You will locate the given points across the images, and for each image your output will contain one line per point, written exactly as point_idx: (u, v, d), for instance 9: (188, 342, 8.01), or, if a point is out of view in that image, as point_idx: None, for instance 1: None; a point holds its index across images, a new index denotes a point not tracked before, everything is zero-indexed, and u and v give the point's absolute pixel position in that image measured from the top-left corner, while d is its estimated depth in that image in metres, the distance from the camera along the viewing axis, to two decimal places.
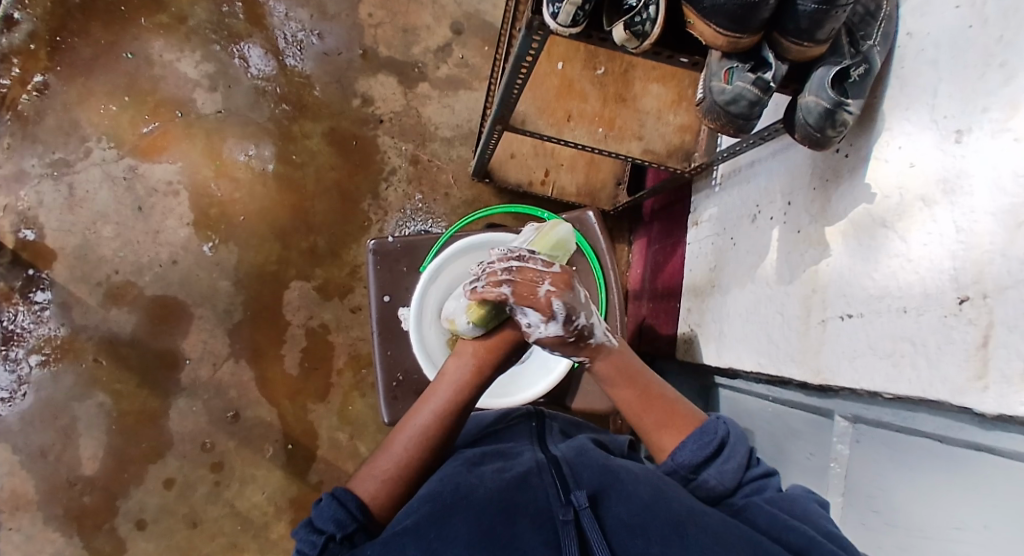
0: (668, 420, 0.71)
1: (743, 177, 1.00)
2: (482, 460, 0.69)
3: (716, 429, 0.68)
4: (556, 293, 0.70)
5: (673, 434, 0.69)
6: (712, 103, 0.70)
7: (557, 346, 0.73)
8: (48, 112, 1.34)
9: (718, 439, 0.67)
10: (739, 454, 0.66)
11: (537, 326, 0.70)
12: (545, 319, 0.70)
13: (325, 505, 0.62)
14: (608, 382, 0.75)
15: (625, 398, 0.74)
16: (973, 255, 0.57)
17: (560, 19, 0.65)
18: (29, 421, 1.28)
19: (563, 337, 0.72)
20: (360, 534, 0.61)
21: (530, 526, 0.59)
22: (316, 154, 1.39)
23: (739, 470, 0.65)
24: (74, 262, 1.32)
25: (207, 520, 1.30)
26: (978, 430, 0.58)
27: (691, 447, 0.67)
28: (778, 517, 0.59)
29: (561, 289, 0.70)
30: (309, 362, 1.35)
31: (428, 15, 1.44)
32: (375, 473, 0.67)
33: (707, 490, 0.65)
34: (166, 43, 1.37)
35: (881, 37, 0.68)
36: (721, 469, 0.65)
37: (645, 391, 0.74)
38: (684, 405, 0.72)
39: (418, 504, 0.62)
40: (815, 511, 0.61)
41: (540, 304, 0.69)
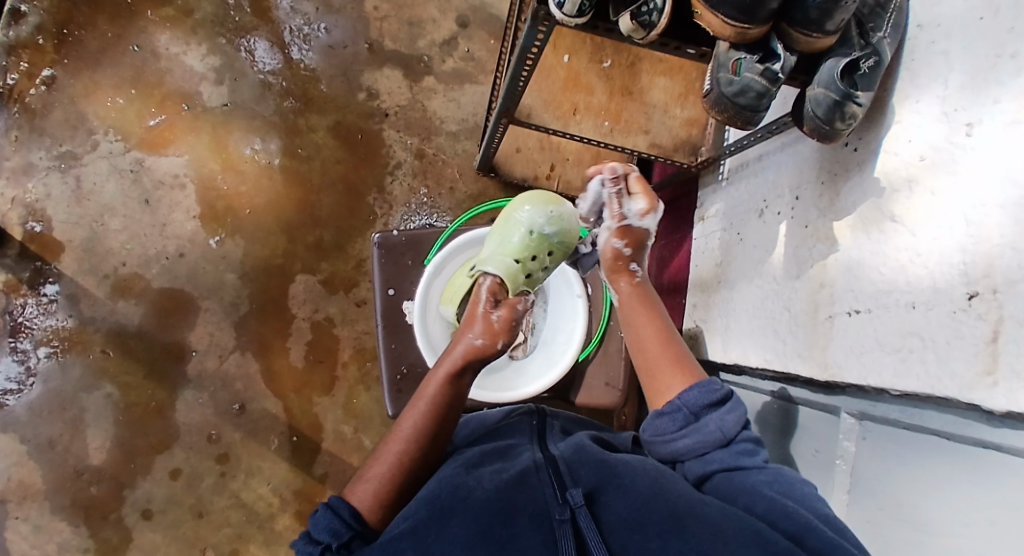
0: (676, 364, 0.75)
1: (751, 171, 1.00)
2: (481, 462, 0.69)
3: (718, 384, 0.71)
4: (643, 207, 0.81)
5: (682, 377, 0.74)
6: (719, 95, 0.69)
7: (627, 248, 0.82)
8: (55, 105, 1.34)
9: (721, 393, 0.70)
10: (741, 409, 0.69)
11: (628, 216, 0.82)
12: (646, 211, 0.81)
13: (319, 516, 0.62)
14: (630, 316, 0.81)
15: (643, 333, 0.80)
16: (983, 250, 0.56)
17: (565, 10, 0.64)
18: (37, 412, 1.29)
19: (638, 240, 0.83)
20: (355, 541, 0.62)
21: (529, 525, 0.59)
22: (322, 148, 1.39)
23: (736, 427, 0.68)
24: (82, 255, 1.32)
25: (213, 510, 1.31)
26: (988, 427, 0.57)
27: (699, 390, 0.71)
28: (775, 501, 0.59)
29: (649, 206, 0.81)
30: (314, 355, 1.35)
31: (434, 8, 1.43)
32: (367, 480, 0.68)
33: (705, 434, 0.68)
34: (173, 36, 1.37)
35: (890, 28, 0.68)
36: (723, 418, 0.68)
37: (659, 330, 0.79)
38: (689, 358, 0.77)
39: (415, 508, 0.62)
40: (812, 495, 0.61)
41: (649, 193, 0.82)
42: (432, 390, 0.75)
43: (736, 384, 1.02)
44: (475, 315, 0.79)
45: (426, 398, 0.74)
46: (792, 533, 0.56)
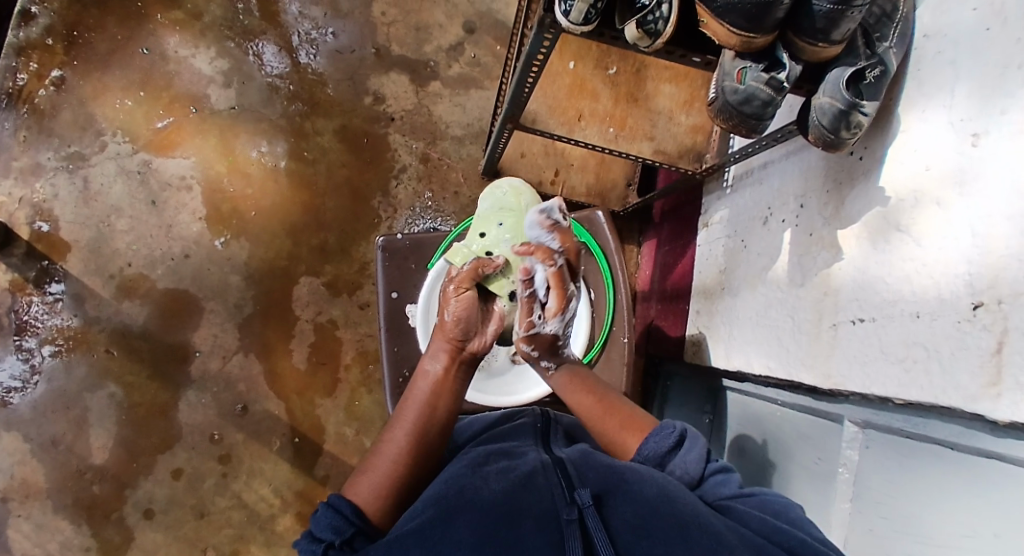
0: (627, 424, 0.76)
1: (756, 179, 1.00)
2: (487, 460, 0.68)
3: (674, 426, 0.73)
4: (552, 310, 0.77)
5: (635, 435, 0.74)
6: (725, 103, 0.70)
7: (539, 346, 0.80)
8: (64, 107, 1.35)
9: (676, 434, 0.72)
10: (699, 444, 0.70)
11: (537, 323, 0.78)
12: (554, 313, 0.78)
13: (322, 514, 0.62)
14: (564, 391, 0.82)
15: (585, 402, 0.80)
16: (988, 261, 0.56)
17: (572, 17, 0.65)
18: (41, 410, 1.30)
19: (550, 340, 0.80)
20: (360, 538, 0.61)
21: (535, 526, 0.58)
22: (328, 151, 1.40)
23: (701, 462, 0.69)
24: (88, 255, 1.33)
25: (214, 511, 1.31)
26: (991, 438, 0.57)
27: (654, 440, 0.71)
28: (766, 520, 0.59)
29: (557, 310, 0.77)
30: (317, 357, 1.36)
31: (441, 14, 1.44)
32: (366, 476, 0.68)
33: (675, 479, 0.68)
34: (182, 39, 1.38)
35: (897, 39, 0.67)
36: (685, 459, 0.69)
37: (600, 397, 0.79)
38: (639, 410, 0.78)
39: (421, 507, 0.62)
40: (800, 519, 0.60)
41: (562, 295, 0.77)
42: (422, 390, 0.75)
43: (739, 391, 1.01)
44: (447, 301, 0.77)
45: (416, 398, 0.74)
46: (792, 548, 0.56)
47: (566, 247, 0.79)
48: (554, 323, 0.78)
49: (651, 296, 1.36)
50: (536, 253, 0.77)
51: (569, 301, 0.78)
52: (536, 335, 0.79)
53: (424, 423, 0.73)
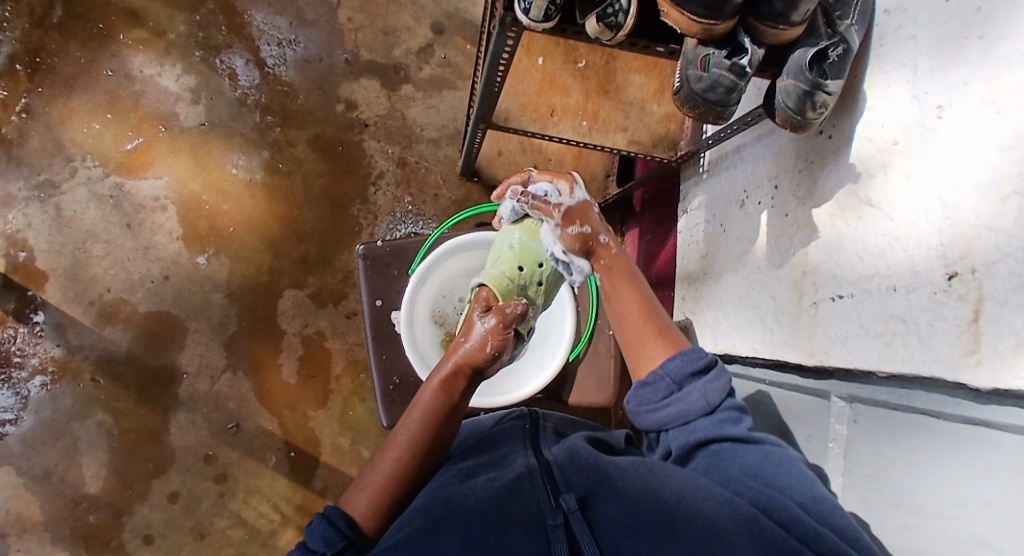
0: (657, 335, 0.74)
1: (730, 163, 1.00)
2: (474, 471, 0.68)
3: (705, 354, 0.71)
4: (558, 223, 0.80)
5: (665, 346, 0.73)
6: (690, 91, 0.70)
7: (571, 258, 0.81)
8: (31, 134, 1.33)
9: (704, 363, 0.70)
10: (724, 379, 0.69)
11: (550, 237, 0.81)
12: (562, 223, 0.80)
13: (315, 525, 0.62)
14: (608, 287, 0.79)
15: (626, 306, 0.76)
16: (959, 231, 0.57)
17: (532, 14, 0.64)
18: (30, 443, 1.28)
19: (576, 246, 0.80)
20: (350, 550, 0.61)
21: (522, 534, 0.58)
22: (303, 162, 1.38)
23: (721, 394, 0.68)
24: (67, 283, 1.31)
25: (213, 532, 1.30)
26: (974, 405, 0.58)
27: (682, 359, 0.70)
28: (757, 494, 0.59)
29: (564, 218, 0.80)
30: (307, 370, 1.35)
31: (408, 16, 1.43)
32: (361, 489, 0.67)
33: (688, 404, 0.68)
34: (147, 58, 1.37)
35: (858, 16, 0.67)
36: (705, 388, 0.68)
37: (645, 304, 0.76)
38: (674, 326, 0.76)
39: (411, 516, 0.62)
40: (798, 477, 0.61)
41: (559, 172, 0.85)
42: (426, 407, 0.72)
43: (728, 374, 1.01)
44: (471, 324, 0.76)
45: (418, 415, 0.72)
46: (783, 522, 0.56)
47: (538, 193, 0.89)
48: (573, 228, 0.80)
49: None
50: (522, 197, 0.85)
51: (571, 174, 0.84)
52: (571, 207, 0.80)
53: (427, 442, 0.71)
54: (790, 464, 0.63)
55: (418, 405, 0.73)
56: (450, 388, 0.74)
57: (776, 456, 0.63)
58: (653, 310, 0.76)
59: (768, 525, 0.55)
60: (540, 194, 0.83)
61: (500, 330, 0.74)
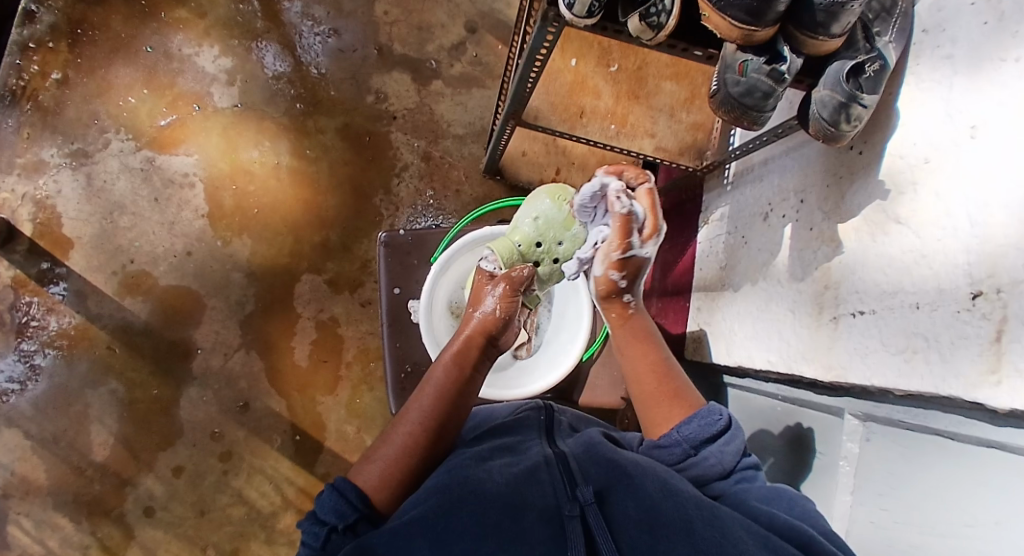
0: (673, 398, 0.75)
1: (755, 175, 1.01)
2: (490, 454, 0.69)
3: (720, 413, 0.71)
4: (648, 234, 0.75)
5: (679, 409, 0.74)
6: (726, 95, 0.71)
7: (631, 272, 0.78)
8: (68, 104, 1.36)
9: (723, 421, 0.70)
10: (740, 438, 0.69)
11: (636, 246, 0.75)
12: (648, 237, 0.75)
13: (326, 497, 0.63)
14: (624, 344, 0.81)
15: (638, 363, 0.79)
16: (987, 250, 0.57)
17: (575, 10, 0.65)
18: (42, 407, 1.30)
19: (638, 267, 0.78)
20: (361, 524, 0.62)
21: (538, 520, 0.58)
22: (330, 149, 1.40)
23: (735, 456, 0.68)
24: (91, 251, 1.34)
25: (214, 509, 1.31)
26: (992, 426, 0.58)
27: (698, 423, 0.70)
28: (776, 516, 0.60)
29: (653, 234, 0.75)
30: (318, 355, 1.36)
31: (443, 14, 1.45)
32: (373, 462, 0.68)
33: (705, 467, 0.67)
34: (186, 37, 1.39)
35: (896, 33, 0.69)
36: (722, 451, 0.68)
37: (656, 364, 0.79)
38: (688, 386, 0.77)
39: (426, 494, 0.63)
40: (813, 512, 0.62)
41: (654, 212, 0.75)
42: (436, 379, 0.75)
43: (740, 386, 1.01)
44: (483, 294, 0.79)
45: (432, 386, 0.74)
46: (801, 543, 0.57)
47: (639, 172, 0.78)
48: (648, 249, 0.76)
49: (653, 292, 1.36)
50: (627, 174, 0.76)
51: (659, 223, 0.76)
52: (632, 261, 0.77)
53: (441, 407, 0.73)
54: (804, 505, 0.63)
55: (432, 379, 0.75)
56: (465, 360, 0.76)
57: (788, 497, 0.63)
58: (664, 366, 0.79)
59: (785, 549, 0.56)
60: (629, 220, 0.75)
61: (508, 295, 0.78)
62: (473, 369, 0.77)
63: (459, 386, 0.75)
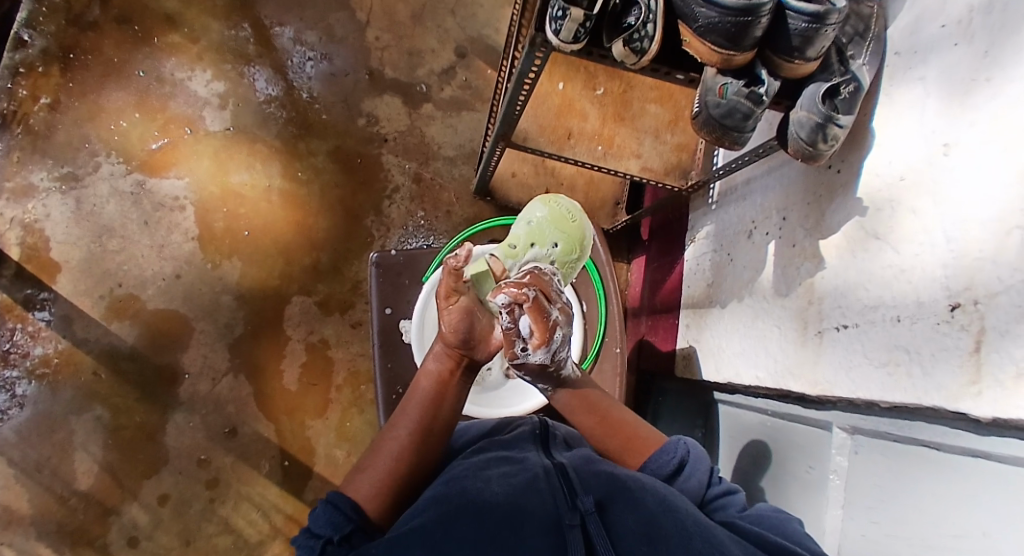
0: (630, 445, 0.75)
1: (739, 194, 1.03)
2: (487, 465, 0.69)
3: (676, 450, 0.73)
4: (535, 344, 0.68)
5: (636, 456, 0.74)
6: (708, 117, 0.72)
7: (535, 370, 0.73)
8: (58, 128, 1.36)
9: (677, 459, 0.72)
10: (700, 468, 0.71)
11: (522, 355, 0.69)
12: (537, 346, 0.68)
13: (319, 512, 0.63)
14: (570, 413, 0.79)
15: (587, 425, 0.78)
16: (964, 263, 0.59)
17: (562, 35, 0.67)
18: (26, 434, 1.28)
19: (540, 366, 0.73)
20: (358, 534, 0.62)
21: (538, 529, 0.58)
22: (321, 171, 1.41)
23: (700, 488, 0.69)
24: (79, 275, 1.33)
25: (200, 538, 1.29)
26: (976, 436, 0.59)
27: (655, 463, 0.72)
28: (767, 537, 0.61)
29: (541, 341, 0.68)
30: (308, 378, 1.35)
31: (433, 39, 1.48)
32: (366, 474, 0.68)
33: None
34: (178, 62, 1.41)
35: (870, 55, 0.72)
36: (684, 486, 0.70)
37: (606, 418, 0.78)
38: (642, 427, 0.77)
39: (426, 505, 0.63)
40: (801, 532, 0.63)
41: (542, 323, 0.66)
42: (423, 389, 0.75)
43: (729, 403, 1.02)
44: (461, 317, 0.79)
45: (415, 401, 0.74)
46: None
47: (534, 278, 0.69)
48: (540, 354, 0.69)
49: (641, 311, 1.38)
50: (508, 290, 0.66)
51: (552, 332, 0.68)
52: (524, 365, 0.70)
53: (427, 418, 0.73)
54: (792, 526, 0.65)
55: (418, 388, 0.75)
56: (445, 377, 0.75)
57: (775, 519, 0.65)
58: (614, 418, 0.78)
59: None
60: (518, 330, 0.68)
61: (476, 324, 0.76)
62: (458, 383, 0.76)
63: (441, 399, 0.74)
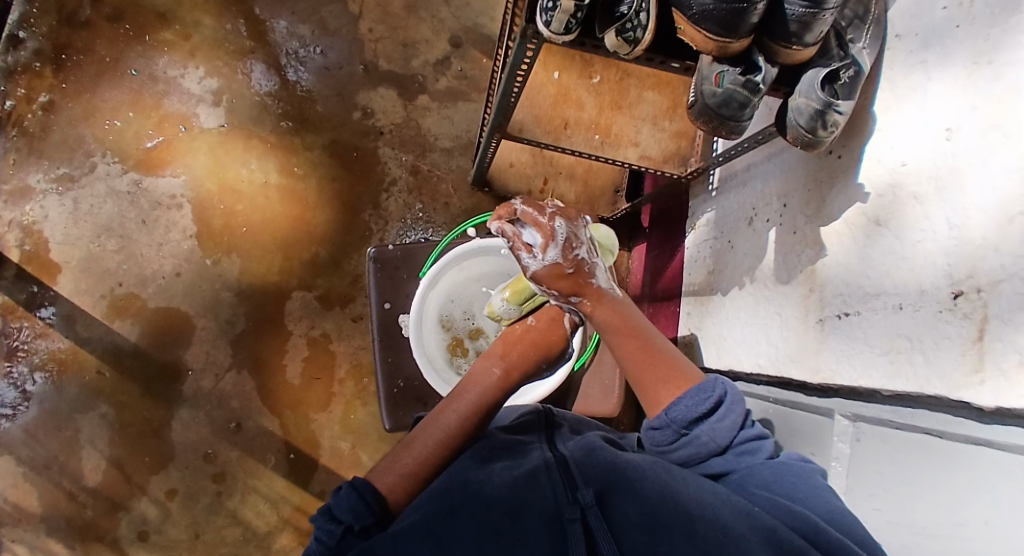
0: (666, 377, 0.71)
1: (739, 181, 1.02)
2: (490, 456, 0.69)
3: (712, 389, 0.68)
4: (540, 239, 0.75)
5: (670, 387, 0.70)
6: (704, 106, 0.71)
7: (555, 284, 0.76)
8: (53, 128, 1.36)
9: (714, 398, 0.68)
10: (736, 411, 0.67)
11: (531, 259, 0.76)
12: (544, 244, 0.75)
13: (343, 495, 0.62)
14: (605, 331, 0.77)
15: (625, 347, 0.75)
16: (965, 251, 0.58)
17: (553, 27, 0.66)
18: (32, 433, 1.29)
19: (557, 272, 0.75)
20: (376, 528, 0.61)
21: (538, 525, 0.60)
22: (318, 166, 1.41)
23: (733, 430, 0.67)
24: (80, 275, 1.33)
25: (209, 531, 1.30)
26: (981, 426, 0.58)
27: (688, 402, 0.68)
28: (779, 504, 0.58)
29: (545, 237, 0.75)
30: (311, 372, 1.35)
31: (427, 29, 1.46)
32: (394, 467, 0.67)
33: (700, 445, 0.66)
34: (171, 60, 1.40)
35: (870, 38, 0.71)
36: (716, 427, 0.67)
37: (645, 346, 0.74)
38: (682, 360, 0.73)
39: (426, 499, 0.62)
40: (823, 487, 0.61)
41: (540, 224, 0.75)
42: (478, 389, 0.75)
43: (730, 390, 1.01)
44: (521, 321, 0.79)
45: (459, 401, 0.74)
46: (808, 536, 0.55)
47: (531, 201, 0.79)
48: (550, 255, 0.75)
49: (642, 298, 1.37)
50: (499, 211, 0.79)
51: (552, 225, 0.75)
52: (536, 274, 0.76)
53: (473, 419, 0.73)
54: (814, 479, 0.62)
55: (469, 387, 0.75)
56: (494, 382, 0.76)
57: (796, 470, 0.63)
58: (654, 348, 0.74)
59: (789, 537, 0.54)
60: (521, 237, 0.76)
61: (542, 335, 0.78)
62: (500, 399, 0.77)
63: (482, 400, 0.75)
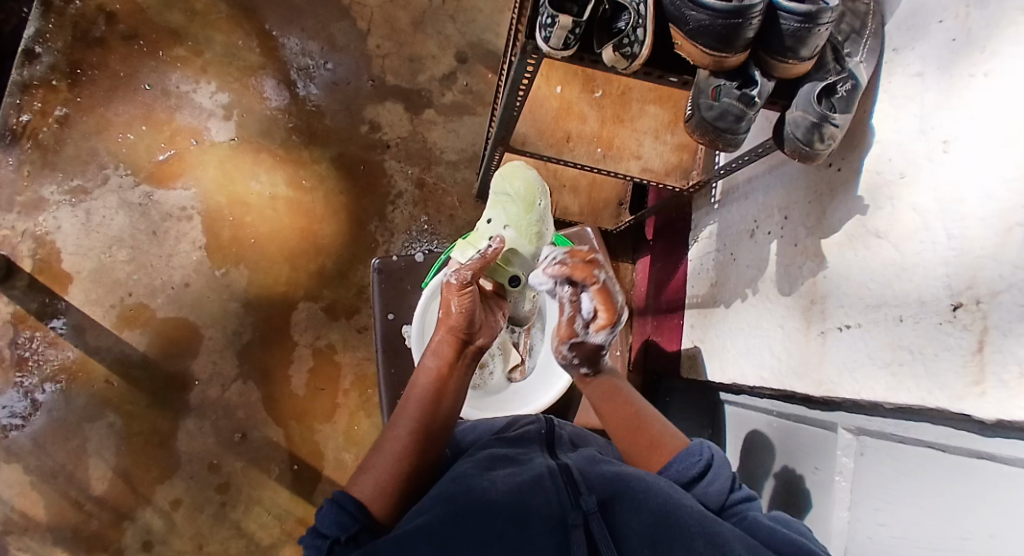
0: (653, 445, 0.72)
1: (741, 193, 1.02)
2: (492, 463, 0.68)
3: (700, 452, 0.70)
4: (602, 322, 0.75)
5: (657, 457, 0.71)
6: (701, 118, 0.72)
7: (585, 359, 0.78)
8: (67, 142, 1.38)
9: (703, 462, 0.69)
10: (724, 474, 0.67)
11: (583, 333, 0.76)
12: (602, 326, 0.75)
13: (326, 511, 0.62)
14: (595, 401, 0.78)
15: (612, 417, 0.76)
16: (965, 261, 0.58)
17: (551, 43, 0.67)
18: (41, 442, 1.30)
19: (593, 352, 0.78)
20: (363, 535, 0.61)
21: (543, 529, 0.58)
22: (326, 179, 1.42)
23: (722, 495, 0.66)
24: (90, 285, 1.35)
25: (213, 541, 1.31)
26: (982, 437, 0.57)
27: (678, 466, 0.68)
28: (775, 529, 0.60)
29: (608, 323, 0.75)
30: (316, 383, 1.36)
31: (433, 45, 1.48)
32: (370, 473, 0.67)
33: None
34: (183, 75, 1.43)
35: (866, 53, 0.72)
36: (706, 490, 0.66)
37: (632, 415, 0.75)
38: (668, 431, 0.74)
39: (431, 503, 0.62)
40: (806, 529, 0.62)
41: (609, 306, 0.74)
42: (421, 385, 0.72)
43: (734, 404, 1.01)
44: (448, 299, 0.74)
45: (415, 393, 0.72)
46: None
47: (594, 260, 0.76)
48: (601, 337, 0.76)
49: (646, 310, 1.37)
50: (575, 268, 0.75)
51: (618, 311, 0.75)
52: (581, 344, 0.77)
53: (423, 418, 0.70)
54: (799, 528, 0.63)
55: (415, 387, 0.72)
56: (445, 358, 0.73)
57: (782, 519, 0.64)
58: (641, 415, 0.75)
59: None
60: (581, 307, 0.76)
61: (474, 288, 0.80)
62: (445, 397, 0.72)
63: (439, 389, 0.72)
